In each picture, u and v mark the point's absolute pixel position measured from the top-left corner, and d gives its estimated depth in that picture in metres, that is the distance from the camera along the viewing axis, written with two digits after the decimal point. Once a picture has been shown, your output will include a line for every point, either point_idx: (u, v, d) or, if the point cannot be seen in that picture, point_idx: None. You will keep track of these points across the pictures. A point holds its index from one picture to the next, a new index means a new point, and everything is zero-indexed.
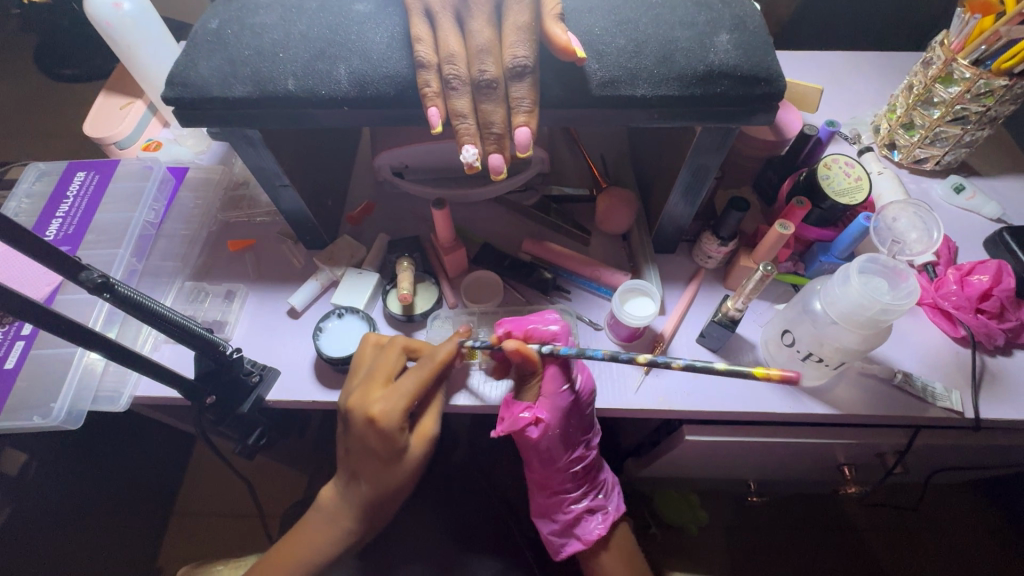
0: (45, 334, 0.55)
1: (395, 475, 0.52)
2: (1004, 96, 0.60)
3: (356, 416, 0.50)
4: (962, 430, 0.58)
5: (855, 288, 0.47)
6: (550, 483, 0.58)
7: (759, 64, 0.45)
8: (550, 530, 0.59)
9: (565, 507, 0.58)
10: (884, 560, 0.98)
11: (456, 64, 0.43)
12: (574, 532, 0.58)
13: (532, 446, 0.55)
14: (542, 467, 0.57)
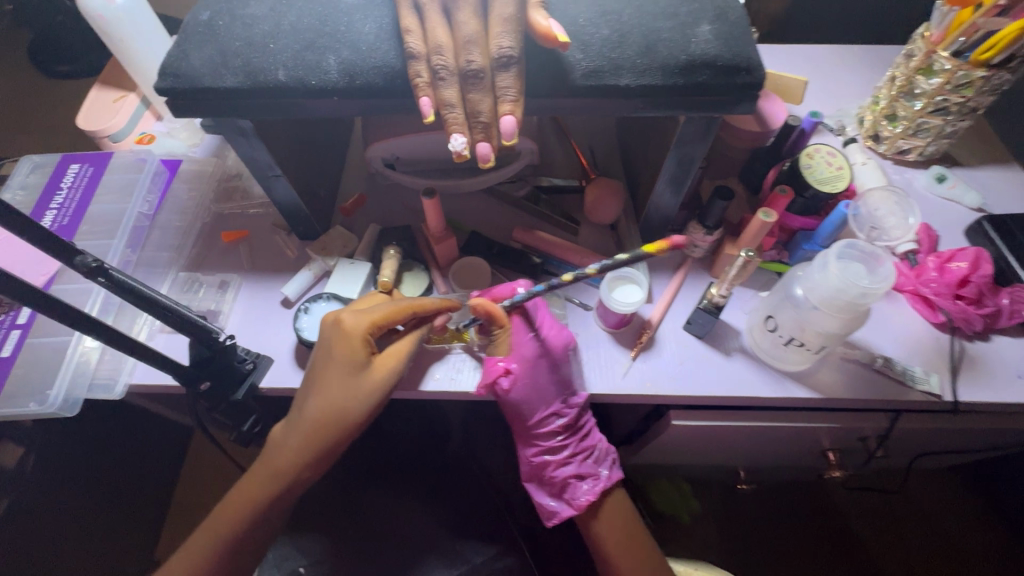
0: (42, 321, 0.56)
1: (350, 402, 0.50)
2: (983, 87, 0.61)
3: (326, 330, 0.52)
4: (942, 413, 0.59)
5: (834, 273, 0.48)
6: (533, 442, 0.59)
7: (739, 54, 0.46)
8: (541, 497, 0.58)
9: (554, 471, 0.58)
10: (871, 545, 1.00)
11: (443, 54, 0.44)
12: (563, 495, 0.57)
13: (506, 402, 0.57)
14: (522, 425, 0.59)
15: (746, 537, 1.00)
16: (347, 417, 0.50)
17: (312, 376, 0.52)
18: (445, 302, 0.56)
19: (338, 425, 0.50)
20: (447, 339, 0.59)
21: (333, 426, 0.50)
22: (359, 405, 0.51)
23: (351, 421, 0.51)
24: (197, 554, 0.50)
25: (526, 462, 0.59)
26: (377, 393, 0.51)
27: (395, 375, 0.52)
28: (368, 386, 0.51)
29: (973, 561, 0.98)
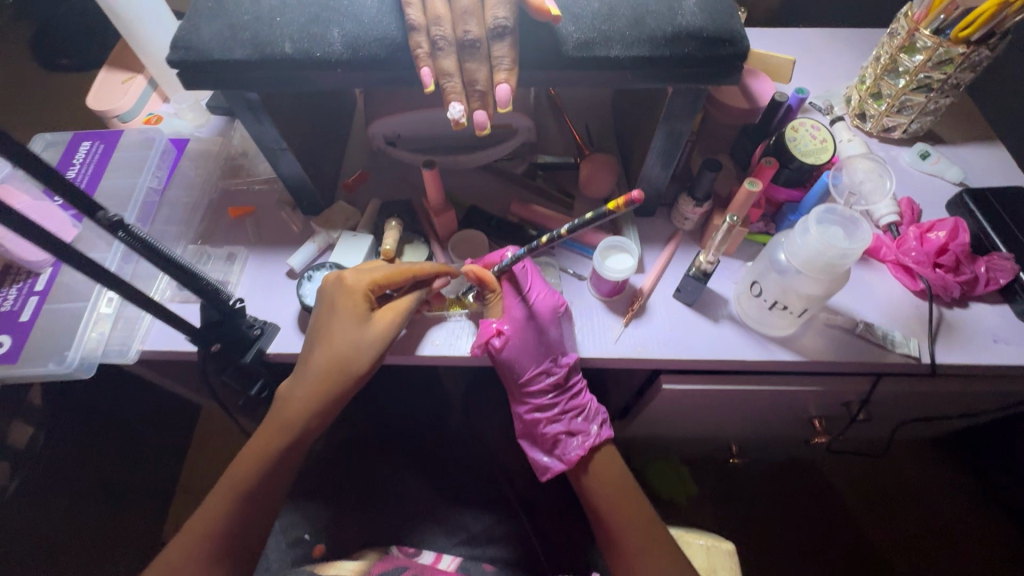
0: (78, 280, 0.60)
1: (353, 354, 0.53)
2: (963, 63, 0.64)
3: (331, 289, 0.56)
4: (923, 377, 0.62)
5: (814, 236, 0.51)
6: (525, 402, 0.61)
7: (723, 26, 0.49)
8: (535, 453, 0.62)
9: (545, 428, 0.61)
10: (861, 518, 1.02)
11: (442, 26, 0.46)
12: (555, 451, 0.60)
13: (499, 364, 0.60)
14: (514, 385, 0.61)
15: (739, 510, 1.03)
16: (350, 368, 0.53)
17: (316, 332, 0.55)
18: (440, 268, 0.58)
19: (341, 375, 0.53)
20: (446, 307, 0.62)
21: (336, 377, 0.53)
22: (360, 356, 0.53)
23: (353, 372, 0.53)
24: (209, 505, 0.53)
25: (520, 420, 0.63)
26: (378, 345, 0.54)
27: (394, 330, 0.55)
28: (369, 338, 0.54)
29: (963, 535, 1.00)
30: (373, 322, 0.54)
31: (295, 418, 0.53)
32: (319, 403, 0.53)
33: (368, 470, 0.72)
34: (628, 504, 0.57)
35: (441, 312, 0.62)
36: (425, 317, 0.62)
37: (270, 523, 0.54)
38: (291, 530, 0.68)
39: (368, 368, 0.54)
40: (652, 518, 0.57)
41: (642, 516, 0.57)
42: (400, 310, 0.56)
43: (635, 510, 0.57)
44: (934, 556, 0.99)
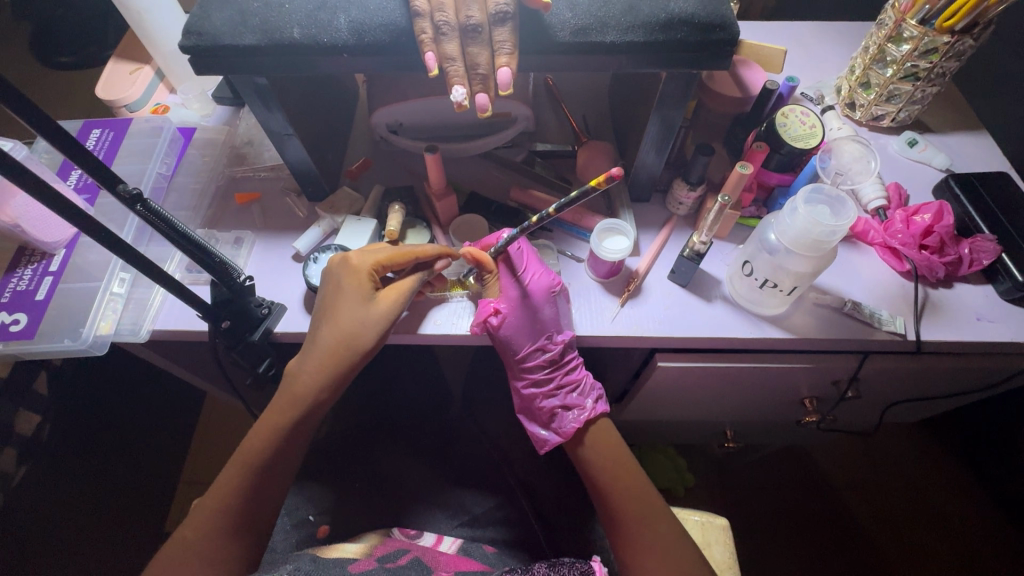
0: (94, 262, 0.62)
1: (358, 329, 0.55)
2: (948, 52, 0.66)
3: (335, 268, 0.58)
4: (909, 355, 0.64)
5: (802, 214, 0.53)
6: (522, 378, 0.64)
7: (714, 13, 0.51)
8: (533, 426, 0.65)
9: (542, 403, 0.63)
10: (854, 504, 1.04)
11: (445, 12, 0.48)
12: (552, 425, 0.63)
13: (497, 341, 0.62)
14: (511, 362, 0.64)
15: (733, 495, 1.06)
16: (355, 343, 0.55)
17: (322, 310, 0.57)
18: (442, 251, 0.60)
19: (347, 351, 0.55)
20: (447, 288, 0.64)
21: (342, 353, 0.55)
22: (366, 332, 0.55)
23: (359, 348, 0.55)
24: (222, 476, 0.54)
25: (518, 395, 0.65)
26: (383, 322, 0.56)
27: (399, 309, 0.57)
28: (373, 316, 0.56)
29: (953, 518, 1.02)
30: (377, 300, 0.56)
31: (304, 394, 0.55)
32: (327, 378, 0.55)
33: (372, 450, 0.74)
34: (627, 477, 0.59)
35: (444, 291, 0.64)
36: (427, 298, 0.64)
37: (280, 494, 0.55)
38: (298, 508, 0.70)
39: (373, 344, 0.56)
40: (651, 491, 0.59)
41: (642, 489, 0.59)
42: (404, 290, 0.57)
43: (634, 483, 0.59)
44: (926, 539, 1.01)
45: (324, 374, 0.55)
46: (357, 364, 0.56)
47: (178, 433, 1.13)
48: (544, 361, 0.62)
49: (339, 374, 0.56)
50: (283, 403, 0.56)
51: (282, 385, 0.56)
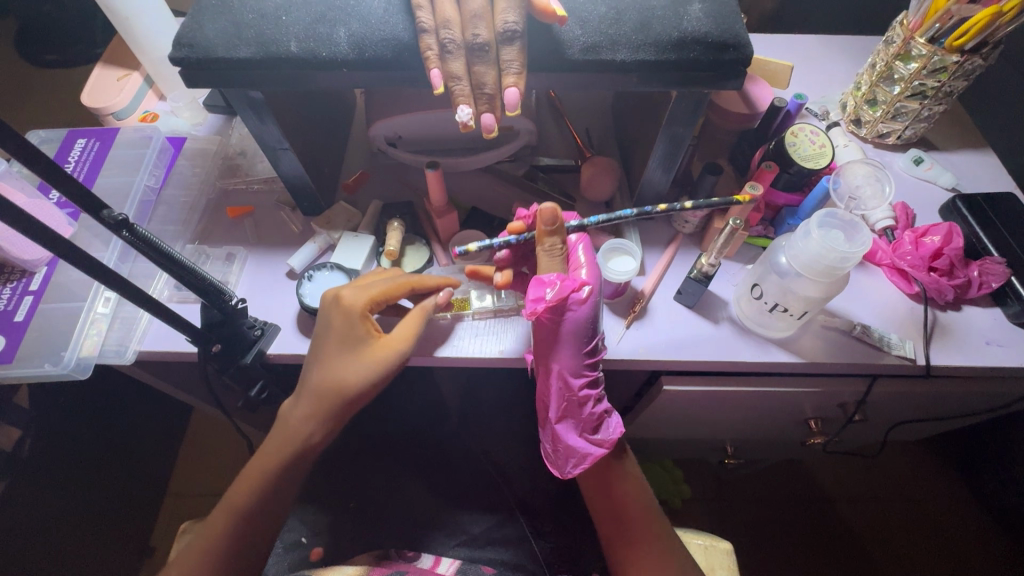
0: (71, 283, 0.59)
1: (352, 377, 0.53)
2: (957, 72, 0.65)
3: (326, 306, 0.54)
4: (917, 378, 0.63)
5: (816, 240, 0.51)
6: (582, 372, 0.57)
7: (727, 32, 0.49)
8: (559, 449, 0.58)
9: (590, 409, 0.58)
10: (853, 520, 1.03)
11: (451, 29, 0.46)
12: (595, 434, 0.57)
13: (574, 319, 0.56)
14: (576, 350, 0.56)
15: (733, 512, 1.04)
16: (349, 385, 0.52)
17: (312, 351, 0.54)
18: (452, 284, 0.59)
19: (339, 393, 0.52)
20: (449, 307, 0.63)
21: (337, 394, 0.52)
22: (359, 375, 0.53)
23: (353, 391, 0.53)
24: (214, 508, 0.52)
25: (565, 398, 0.57)
26: (377, 365, 0.53)
27: (398, 352, 0.54)
28: (371, 358, 0.53)
29: (953, 538, 1.01)
30: (374, 345, 0.54)
31: (296, 434, 0.53)
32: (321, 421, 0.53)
33: (366, 472, 0.72)
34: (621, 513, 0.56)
35: (447, 315, 0.62)
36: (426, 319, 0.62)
37: (273, 526, 0.53)
38: (290, 531, 0.67)
39: (366, 387, 0.53)
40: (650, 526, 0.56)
41: (638, 529, 0.55)
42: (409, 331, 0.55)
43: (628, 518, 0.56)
44: (925, 553, 1.00)
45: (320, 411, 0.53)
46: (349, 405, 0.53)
47: (165, 447, 1.10)
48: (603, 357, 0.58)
49: (330, 416, 0.53)
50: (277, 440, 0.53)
51: (273, 428, 0.54)
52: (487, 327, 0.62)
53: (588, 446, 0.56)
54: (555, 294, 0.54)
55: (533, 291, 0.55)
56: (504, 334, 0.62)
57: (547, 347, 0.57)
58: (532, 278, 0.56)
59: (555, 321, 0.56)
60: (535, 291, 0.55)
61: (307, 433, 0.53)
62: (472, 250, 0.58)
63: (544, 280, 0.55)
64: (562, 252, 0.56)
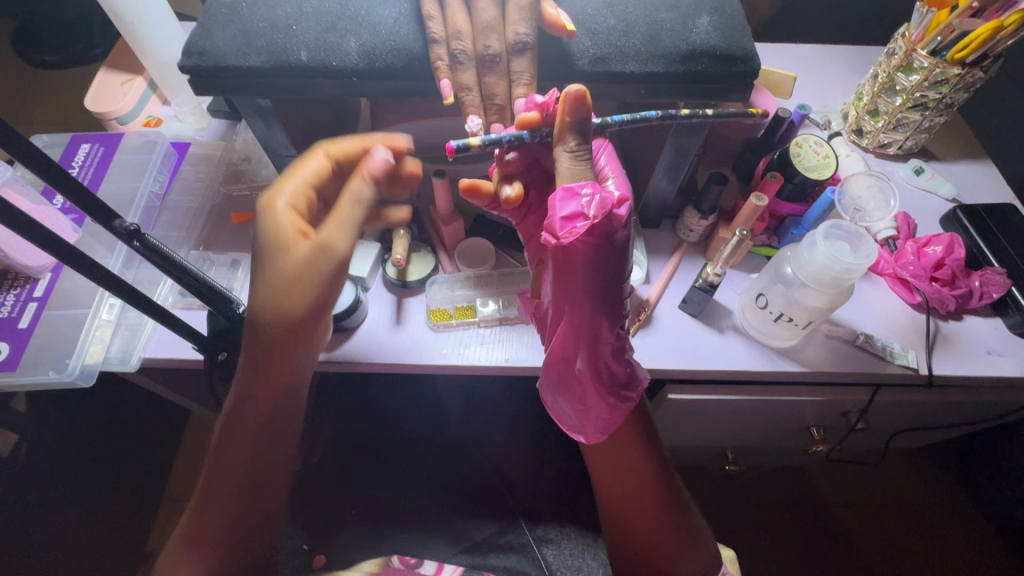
0: (72, 290, 0.59)
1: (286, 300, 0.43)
2: (958, 84, 0.65)
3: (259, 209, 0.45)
4: (919, 387, 0.63)
5: (822, 251, 0.52)
6: (617, 318, 0.50)
7: (735, 45, 0.50)
8: (586, 415, 0.53)
9: (621, 360, 0.53)
10: (852, 528, 1.03)
11: (462, 40, 0.49)
12: (624, 388, 0.53)
13: (615, 257, 0.46)
14: (614, 294, 0.48)
15: (732, 519, 1.04)
16: (285, 306, 0.43)
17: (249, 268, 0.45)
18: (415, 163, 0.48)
19: (276, 320, 0.44)
20: (453, 316, 0.63)
21: (275, 325, 0.44)
22: (299, 297, 0.44)
23: (293, 322, 0.44)
24: None
25: (595, 349, 0.51)
26: (317, 290, 0.44)
27: (336, 264, 0.44)
28: (310, 274, 0.44)
29: (950, 546, 1.02)
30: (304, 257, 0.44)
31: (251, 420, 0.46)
32: (261, 362, 0.45)
33: (369, 478, 0.71)
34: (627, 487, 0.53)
35: (459, 324, 0.63)
36: (432, 328, 0.63)
37: None
38: (291, 538, 0.67)
39: (308, 321, 0.45)
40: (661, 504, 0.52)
41: (646, 506, 0.52)
42: (350, 241, 0.45)
43: (637, 494, 0.53)
44: (921, 560, 1.01)
45: (275, 363, 0.45)
46: (293, 345, 0.45)
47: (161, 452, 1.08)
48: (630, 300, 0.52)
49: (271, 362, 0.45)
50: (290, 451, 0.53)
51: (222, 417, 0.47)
52: (492, 336, 0.62)
53: (619, 403, 0.52)
54: (596, 214, 0.42)
55: (564, 210, 0.42)
56: (509, 342, 0.62)
57: (580, 292, 0.47)
58: (558, 188, 0.43)
59: (593, 258, 0.46)
60: (565, 210, 0.42)
61: (280, 401, 0.47)
62: (474, 144, 0.45)
63: (573, 189, 0.43)
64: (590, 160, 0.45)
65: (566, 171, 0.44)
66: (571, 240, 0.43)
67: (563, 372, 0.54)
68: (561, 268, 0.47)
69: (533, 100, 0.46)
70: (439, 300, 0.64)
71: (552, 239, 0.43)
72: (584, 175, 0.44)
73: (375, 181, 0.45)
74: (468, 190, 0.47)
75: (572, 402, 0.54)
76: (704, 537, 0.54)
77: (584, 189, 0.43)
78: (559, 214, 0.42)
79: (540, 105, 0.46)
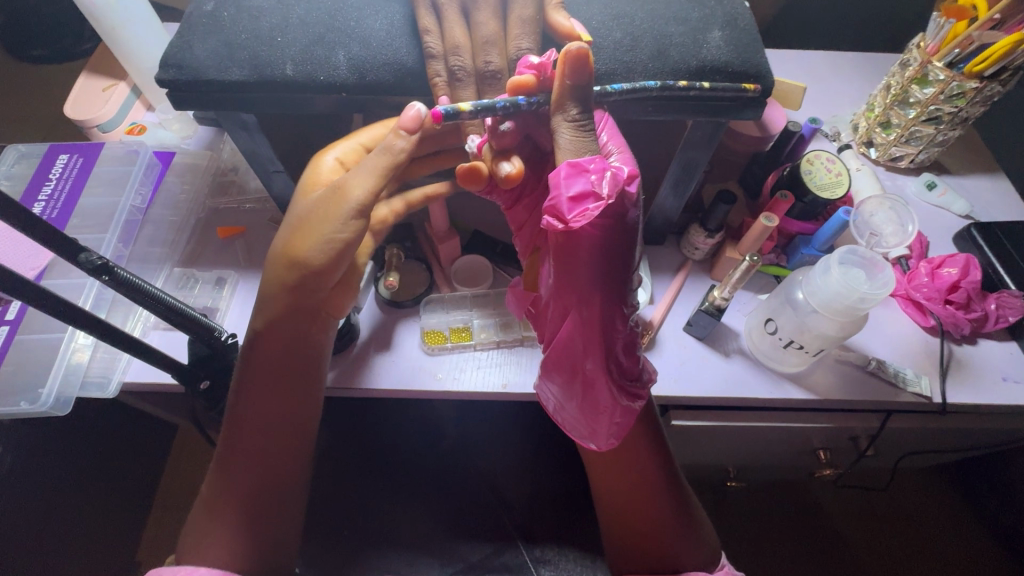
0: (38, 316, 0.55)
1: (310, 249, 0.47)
2: (975, 97, 0.62)
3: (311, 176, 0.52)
4: (932, 414, 0.61)
5: (835, 277, 0.50)
6: (628, 312, 0.45)
7: (749, 61, 0.48)
8: (596, 417, 0.50)
9: (632, 357, 0.49)
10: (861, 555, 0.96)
11: (461, 55, 0.47)
12: (633, 385, 0.50)
13: (629, 246, 0.41)
14: (626, 286, 0.43)
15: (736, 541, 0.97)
16: (307, 252, 0.47)
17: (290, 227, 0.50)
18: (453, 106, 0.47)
19: (298, 269, 0.47)
20: (448, 338, 0.60)
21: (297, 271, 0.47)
22: (319, 243, 0.46)
23: (312, 268, 0.47)
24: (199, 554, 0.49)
25: (606, 349, 0.46)
26: (336, 241, 0.46)
27: (349, 215, 0.46)
28: (329, 223, 0.46)
29: None
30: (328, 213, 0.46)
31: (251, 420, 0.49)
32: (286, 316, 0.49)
33: None
34: (623, 478, 0.53)
35: (458, 349, 0.60)
36: (426, 351, 0.60)
37: None
38: None
39: (328, 271, 0.48)
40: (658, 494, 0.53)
41: (640, 501, 0.52)
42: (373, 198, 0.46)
43: (636, 489, 0.53)
44: None
45: (282, 328, 0.49)
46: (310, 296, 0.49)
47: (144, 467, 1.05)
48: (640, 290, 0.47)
49: (293, 315, 0.49)
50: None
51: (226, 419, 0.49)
52: (490, 360, 0.60)
53: (630, 403, 0.49)
54: (609, 193, 0.38)
55: (574, 189, 0.39)
56: (506, 367, 0.59)
57: (590, 287, 0.42)
58: (564, 165, 0.39)
59: (605, 248, 0.41)
60: (576, 189, 0.39)
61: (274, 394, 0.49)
62: (465, 111, 0.41)
63: (579, 167, 0.39)
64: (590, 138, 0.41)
65: (567, 144, 0.40)
66: (582, 225, 0.39)
67: (570, 371, 0.49)
68: (569, 260, 0.42)
69: (526, 61, 0.44)
70: (434, 321, 0.62)
71: (559, 223, 0.40)
72: (589, 149, 0.40)
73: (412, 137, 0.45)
74: (468, 173, 0.46)
75: (580, 403, 0.50)
76: (708, 528, 0.54)
77: (591, 169, 0.39)
78: (567, 194, 0.38)
79: (535, 64, 0.44)
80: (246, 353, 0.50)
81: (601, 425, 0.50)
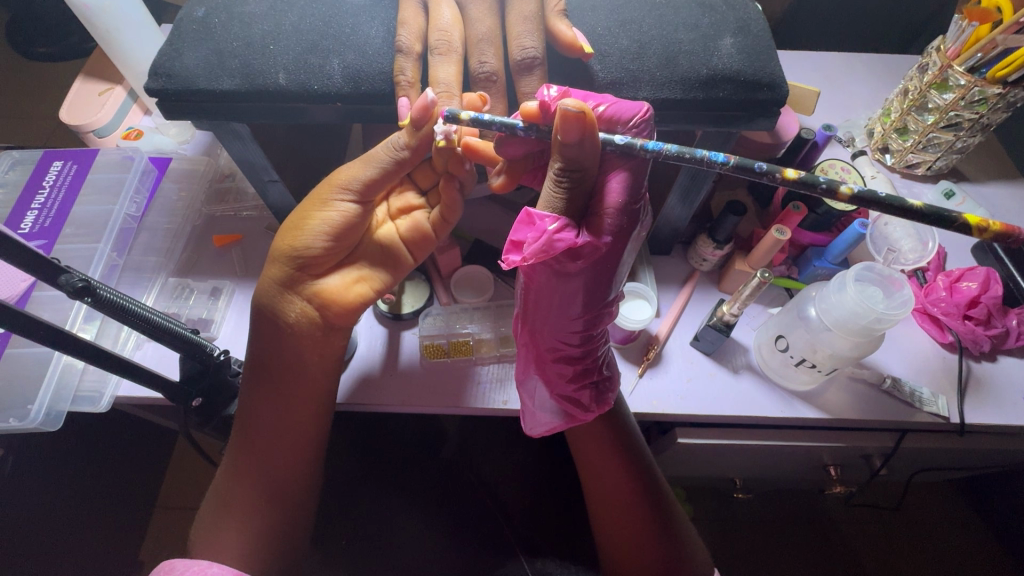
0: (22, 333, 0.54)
1: (300, 234, 0.48)
2: (997, 103, 0.60)
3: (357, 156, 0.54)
4: (948, 434, 0.59)
5: (851, 295, 0.48)
6: (583, 329, 0.47)
7: (762, 69, 0.46)
8: (533, 406, 0.54)
9: (581, 371, 0.51)
10: (867, 566, 0.94)
11: (448, 37, 0.47)
12: (577, 398, 0.52)
13: (586, 281, 0.43)
14: (565, 319, 0.46)
15: (738, 551, 0.95)
16: (296, 235, 0.48)
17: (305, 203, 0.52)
18: (481, 98, 0.46)
19: (289, 243, 0.49)
20: (447, 352, 0.58)
21: (285, 250, 0.49)
22: (307, 230, 0.48)
23: (299, 252, 0.48)
24: None
25: (545, 360, 0.51)
26: (325, 227, 0.48)
27: (335, 196, 0.48)
28: (324, 209, 0.48)
29: None
30: (326, 203, 0.49)
31: (255, 428, 0.49)
32: (271, 291, 0.49)
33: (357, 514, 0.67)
34: (603, 485, 0.53)
35: (465, 365, 0.58)
36: (426, 365, 0.58)
37: None
38: None
39: (313, 257, 0.49)
40: (642, 505, 0.51)
41: (623, 503, 0.52)
42: (365, 187, 0.48)
43: (617, 489, 0.52)
44: None
45: (276, 335, 0.49)
46: (296, 280, 0.49)
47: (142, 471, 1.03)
48: (612, 314, 0.48)
49: (277, 292, 0.49)
50: (285, 498, 0.50)
51: (237, 424, 0.50)
52: (491, 376, 0.58)
53: (564, 406, 0.53)
54: (533, 251, 0.39)
55: (516, 236, 0.40)
56: (509, 383, 0.58)
57: (541, 293, 0.46)
58: (519, 212, 0.41)
59: (548, 283, 0.44)
60: (516, 236, 0.40)
61: (276, 404, 0.49)
62: (463, 118, 0.42)
63: (528, 217, 0.40)
64: (579, 182, 0.41)
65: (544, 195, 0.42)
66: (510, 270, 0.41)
67: (524, 357, 0.53)
68: (525, 286, 0.47)
69: (540, 94, 0.42)
70: (431, 334, 0.60)
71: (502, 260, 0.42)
72: (554, 206, 0.42)
73: (415, 129, 0.45)
74: (464, 151, 0.48)
75: (527, 386, 0.54)
76: (691, 540, 0.51)
77: (539, 222, 0.40)
78: (508, 237, 0.41)
79: (542, 101, 0.41)
80: (251, 340, 0.50)
81: (533, 412, 0.54)
